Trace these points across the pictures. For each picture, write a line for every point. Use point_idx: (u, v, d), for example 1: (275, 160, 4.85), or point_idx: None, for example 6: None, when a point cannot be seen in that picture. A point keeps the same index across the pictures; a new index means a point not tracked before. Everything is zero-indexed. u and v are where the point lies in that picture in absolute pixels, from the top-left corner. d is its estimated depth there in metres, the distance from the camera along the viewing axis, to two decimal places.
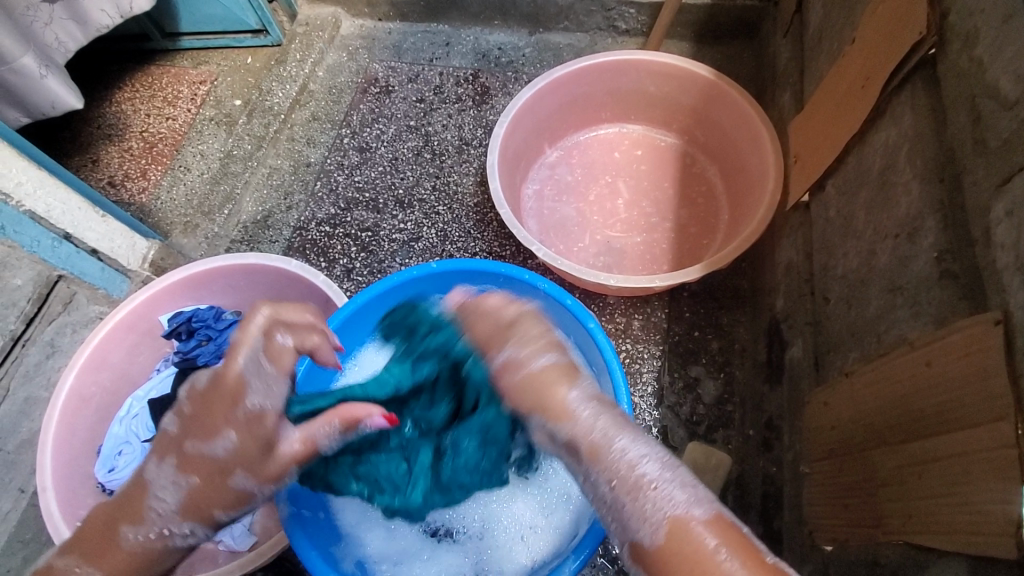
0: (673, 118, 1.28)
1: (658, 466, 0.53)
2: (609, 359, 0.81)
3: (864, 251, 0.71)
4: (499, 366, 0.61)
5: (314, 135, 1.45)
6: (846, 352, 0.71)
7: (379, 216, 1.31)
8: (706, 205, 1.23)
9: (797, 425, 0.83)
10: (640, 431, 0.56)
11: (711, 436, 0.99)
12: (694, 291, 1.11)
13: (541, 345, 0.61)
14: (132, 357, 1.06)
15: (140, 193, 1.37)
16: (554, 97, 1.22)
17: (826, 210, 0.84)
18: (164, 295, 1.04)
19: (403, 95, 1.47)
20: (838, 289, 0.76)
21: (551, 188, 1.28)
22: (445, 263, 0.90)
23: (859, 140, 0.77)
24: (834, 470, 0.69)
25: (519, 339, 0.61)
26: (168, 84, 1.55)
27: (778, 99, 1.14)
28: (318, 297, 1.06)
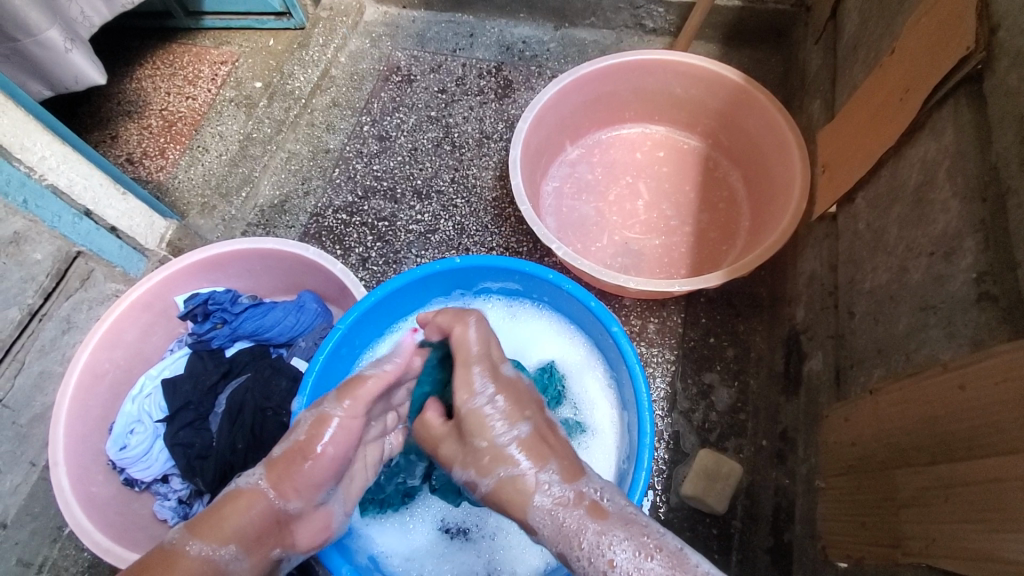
0: (698, 121, 1.26)
1: (631, 563, 0.55)
2: (631, 363, 0.80)
3: (895, 267, 0.70)
4: (471, 480, 0.68)
5: (333, 121, 1.44)
6: (871, 368, 0.70)
7: (396, 206, 1.30)
8: (727, 210, 1.21)
9: (813, 438, 0.82)
10: (610, 523, 0.59)
11: (722, 444, 0.98)
12: (711, 297, 1.10)
13: (501, 449, 0.67)
14: (146, 336, 1.06)
15: (158, 171, 1.37)
16: (579, 94, 1.21)
17: (855, 223, 0.82)
18: (179, 276, 1.04)
19: (424, 85, 1.46)
20: (864, 304, 0.75)
21: (570, 187, 1.27)
22: (469, 259, 0.87)
23: (894, 154, 0.76)
24: (852, 487, 0.69)
25: (478, 459, 0.67)
26: (189, 63, 1.54)
27: (807, 106, 1.13)
28: (335, 284, 1.06)
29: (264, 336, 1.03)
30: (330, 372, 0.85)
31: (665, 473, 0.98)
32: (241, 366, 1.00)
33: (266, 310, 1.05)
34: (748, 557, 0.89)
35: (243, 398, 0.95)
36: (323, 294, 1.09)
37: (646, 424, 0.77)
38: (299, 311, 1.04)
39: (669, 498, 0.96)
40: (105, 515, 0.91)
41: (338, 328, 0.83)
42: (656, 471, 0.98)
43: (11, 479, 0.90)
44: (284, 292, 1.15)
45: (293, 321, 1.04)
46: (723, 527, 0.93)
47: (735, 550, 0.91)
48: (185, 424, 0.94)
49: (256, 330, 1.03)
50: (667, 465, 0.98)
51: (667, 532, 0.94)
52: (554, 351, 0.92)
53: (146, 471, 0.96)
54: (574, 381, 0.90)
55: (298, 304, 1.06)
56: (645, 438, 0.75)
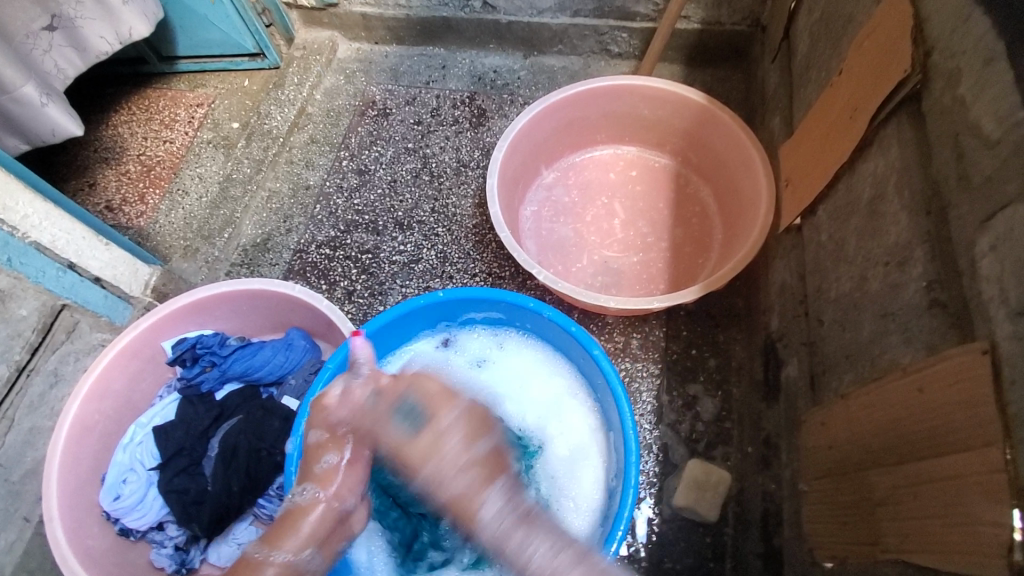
0: (667, 140, 1.31)
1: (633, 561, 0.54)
2: (614, 385, 0.81)
3: (856, 276, 0.74)
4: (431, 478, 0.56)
5: (312, 157, 1.45)
6: (841, 374, 0.74)
7: (379, 237, 1.32)
8: (700, 225, 1.26)
9: (794, 443, 0.85)
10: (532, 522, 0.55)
11: (710, 453, 1.02)
12: (690, 310, 1.14)
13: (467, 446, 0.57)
14: (134, 384, 1.06)
15: (138, 216, 1.38)
16: (550, 121, 1.25)
17: (818, 235, 0.87)
18: (165, 322, 1.05)
19: (400, 118, 1.49)
20: (831, 312, 0.79)
21: (548, 210, 1.30)
22: (453, 292, 0.89)
23: (849, 169, 0.80)
24: (833, 488, 0.72)
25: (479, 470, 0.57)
26: (166, 106, 1.56)
27: (768, 122, 1.18)
28: (323, 321, 1.08)
29: (254, 376, 1.04)
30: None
31: (657, 484, 1.00)
32: (233, 408, 1.00)
33: (255, 350, 1.05)
34: (742, 564, 0.92)
35: (235, 440, 0.95)
36: (311, 330, 1.10)
37: (631, 444, 0.78)
38: (287, 349, 1.06)
39: (663, 510, 0.98)
40: (101, 567, 0.91)
41: (331, 367, 0.85)
42: (647, 483, 1.01)
43: (6, 536, 0.89)
44: (272, 331, 1.15)
45: (282, 359, 1.05)
46: (716, 534, 0.96)
47: (729, 556, 0.94)
48: (178, 471, 0.94)
49: (247, 371, 1.04)
50: (658, 477, 1.01)
51: (663, 544, 0.97)
52: (534, 375, 0.92)
53: (141, 519, 0.95)
54: (553, 413, 0.89)
55: (286, 342, 1.07)
56: (630, 456, 0.77)
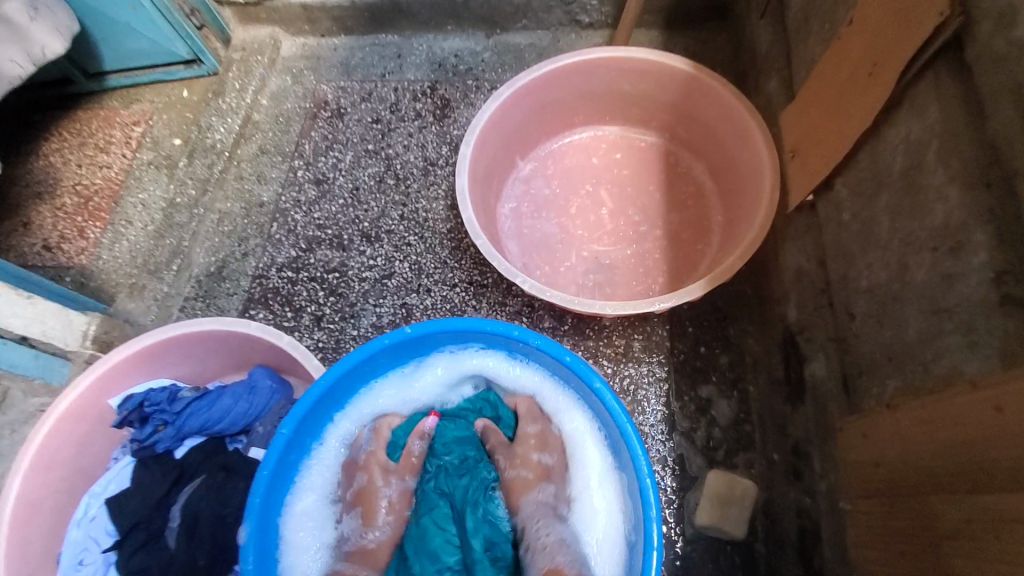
0: (651, 116, 1.19)
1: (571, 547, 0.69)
2: (623, 424, 0.70)
3: (893, 263, 0.63)
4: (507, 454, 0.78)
5: (264, 170, 1.31)
6: (883, 378, 0.64)
7: (345, 253, 1.20)
8: (696, 206, 1.14)
9: (830, 452, 0.76)
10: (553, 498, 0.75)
11: (731, 462, 0.92)
12: (695, 303, 1.03)
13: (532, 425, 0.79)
14: (83, 449, 0.93)
15: (79, 254, 1.24)
16: (521, 107, 1.12)
17: (837, 213, 0.75)
18: (110, 376, 0.92)
19: (357, 117, 1.35)
20: (863, 304, 0.68)
21: (528, 205, 1.18)
22: (422, 326, 0.76)
23: (872, 136, 0.69)
24: (883, 511, 0.62)
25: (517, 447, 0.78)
26: (99, 128, 1.41)
27: (762, 86, 1.05)
28: (287, 358, 0.95)
29: (216, 428, 0.92)
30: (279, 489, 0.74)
31: (676, 502, 0.90)
32: (194, 467, 0.89)
33: (214, 399, 0.93)
34: None
35: (197, 507, 0.84)
36: (276, 367, 0.98)
37: (650, 493, 0.67)
38: (251, 393, 0.93)
39: (686, 530, 0.89)
40: None
41: (281, 435, 0.71)
42: (665, 502, 0.91)
43: None
44: (235, 371, 1.03)
45: (245, 406, 0.93)
46: (747, 554, 0.86)
47: None
48: (138, 548, 0.83)
49: (206, 424, 0.92)
50: (676, 494, 0.91)
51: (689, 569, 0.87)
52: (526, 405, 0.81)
53: None
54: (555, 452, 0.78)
55: (249, 385, 0.94)
56: (650, 510, 0.66)
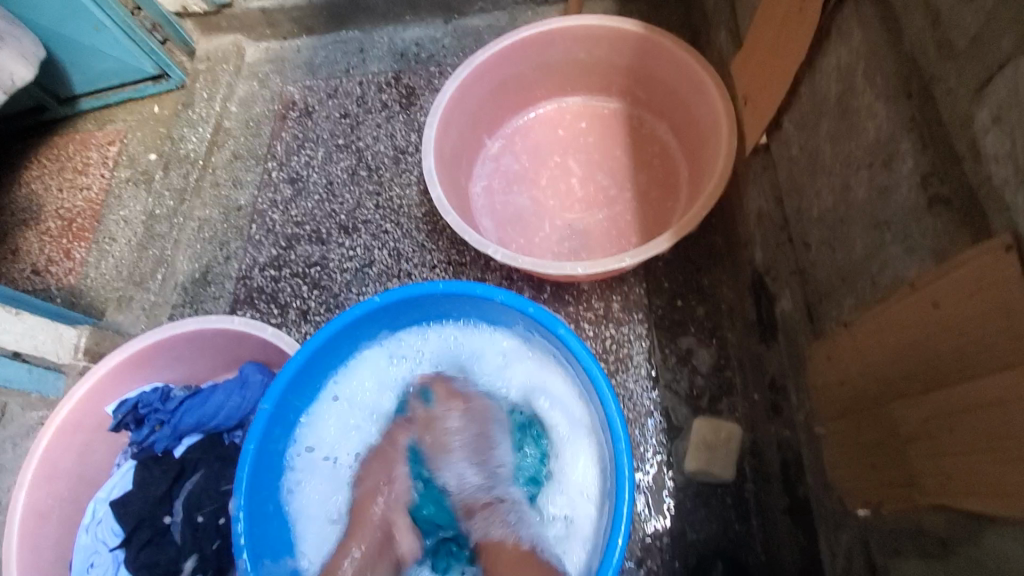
0: (611, 82, 1.20)
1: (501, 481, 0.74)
2: (588, 365, 0.71)
3: (838, 187, 0.64)
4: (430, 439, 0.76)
5: (239, 175, 1.33)
6: (839, 300, 0.65)
7: (325, 247, 1.22)
8: (663, 165, 1.16)
9: (803, 383, 0.77)
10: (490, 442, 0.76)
11: (716, 407, 0.94)
12: (668, 259, 1.05)
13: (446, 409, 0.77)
14: (86, 456, 0.95)
15: (67, 274, 1.26)
16: (482, 85, 1.14)
17: (788, 148, 0.77)
18: (105, 383, 0.94)
19: (325, 114, 1.37)
20: (817, 232, 0.70)
21: (499, 182, 1.20)
22: (389, 294, 0.78)
23: (809, 67, 0.71)
24: (853, 429, 0.64)
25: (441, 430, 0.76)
26: (76, 152, 1.43)
27: (714, 39, 1.07)
28: (275, 351, 0.97)
29: (211, 425, 0.94)
30: (265, 468, 0.74)
31: (665, 451, 0.93)
32: (193, 463, 0.91)
33: (206, 397, 0.95)
34: (770, 520, 0.85)
35: (199, 499, 0.87)
36: (266, 360, 0.99)
37: (619, 428, 0.68)
38: (243, 388, 0.95)
39: (677, 477, 0.91)
40: None
41: (264, 409, 0.73)
42: (654, 453, 0.93)
43: None
44: (226, 370, 1.05)
45: (239, 401, 0.95)
46: (737, 494, 0.88)
47: (754, 514, 0.86)
48: (145, 543, 0.86)
49: (201, 422, 0.94)
50: (665, 444, 0.93)
51: (683, 514, 0.89)
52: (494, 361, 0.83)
53: None
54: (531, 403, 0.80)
55: (241, 380, 0.96)
56: (618, 442, 0.68)
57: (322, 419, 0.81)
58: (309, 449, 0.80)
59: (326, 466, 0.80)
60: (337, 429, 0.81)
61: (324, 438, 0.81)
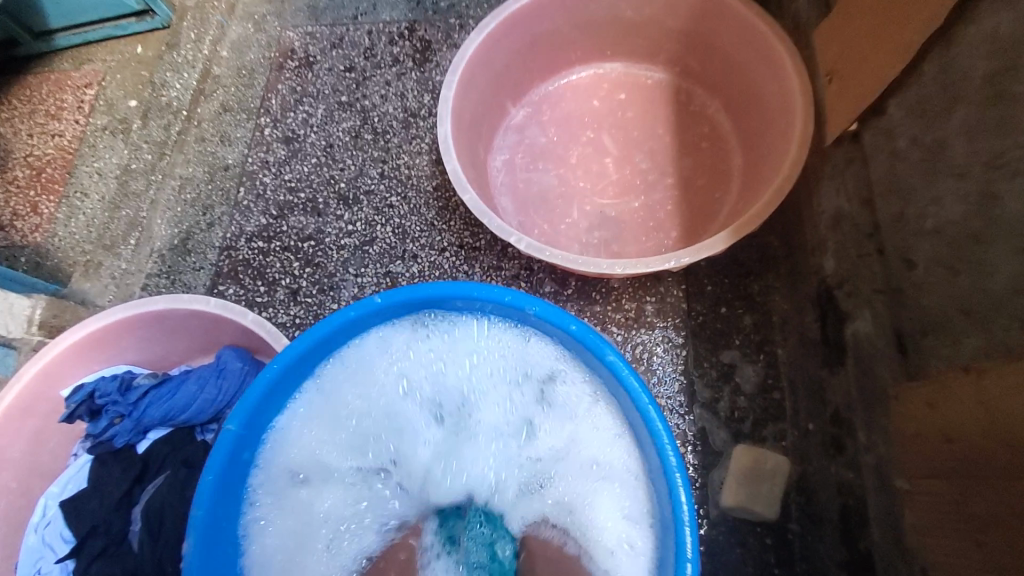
0: (659, 47, 1.04)
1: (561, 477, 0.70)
2: (639, 398, 0.59)
3: (972, 196, 0.51)
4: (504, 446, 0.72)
5: (227, 130, 1.18)
6: (957, 336, 0.52)
7: (321, 218, 1.08)
8: (711, 148, 1.01)
9: (880, 424, 0.65)
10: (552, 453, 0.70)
11: (760, 435, 0.82)
12: (713, 259, 0.91)
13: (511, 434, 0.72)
14: (38, 447, 0.84)
15: (31, 232, 1.12)
16: (511, 41, 0.98)
17: (890, 140, 0.63)
18: (59, 366, 0.83)
19: (328, 66, 1.21)
20: (927, 248, 0.56)
21: (522, 156, 1.05)
22: (394, 294, 0.66)
23: (938, 38, 0.56)
24: (958, 496, 0.52)
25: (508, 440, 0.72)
26: (49, 93, 1.27)
27: (788, 3, 0.91)
28: (257, 338, 0.84)
29: (180, 418, 0.82)
30: (230, 498, 0.62)
31: (699, 481, 0.81)
32: (158, 463, 0.79)
33: (177, 386, 0.83)
34: (818, 570, 0.74)
35: (162, 507, 0.75)
36: (247, 348, 0.87)
37: (677, 487, 0.56)
38: (219, 377, 0.83)
39: (711, 511, 0.79)
40: None
41: (229, 430, 0.61)
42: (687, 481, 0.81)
43: None
44: (202, 354, 0.92)
45: (213, 392, 0.83)
46: (780, 536, 0.77)
47: (798, 560, 0.75)
48: (98, 554, 0.75)
49: (168, 414, 0.82)
50: (698, 472, 0.82)
51: (715, 555, 0.78)
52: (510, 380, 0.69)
53: None
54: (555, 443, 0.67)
55: (217, 368, 0.84)
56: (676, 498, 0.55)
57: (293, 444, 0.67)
58: (277, 483, 0.66)
59: (293, 504, 0.66)
60: (312, 454, 0.67)
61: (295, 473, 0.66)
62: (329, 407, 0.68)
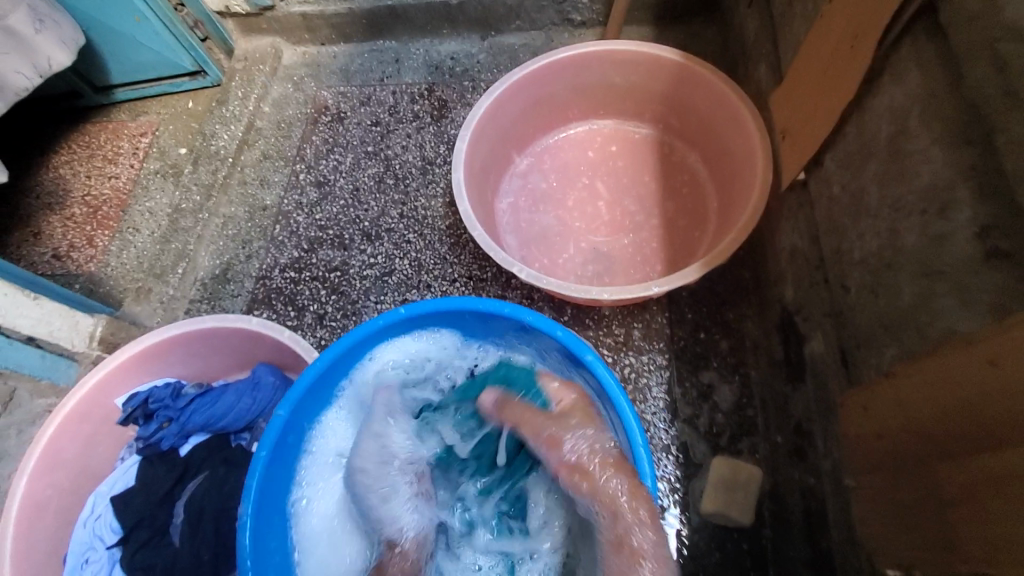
0: (645, 107, 1.20)
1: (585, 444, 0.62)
2: (615, 395, 0.70)
3: (883, 232, 0.63)
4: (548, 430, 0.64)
5: (266, 175, 1.34)
6: (879, 348, 0.63)
7: (346, 252, 1.21)
8: (692, 194, 1.15)
9: (831, 430, 0.74)
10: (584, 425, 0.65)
11: (735, 447, 0.91)
12: (693, 290, 1.02)
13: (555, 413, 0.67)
14: (90, 449, 0.94)
15: (88, 262, 1.26)
16: (516, 102, 1.14)
17: (829, 188, 0.75)
18: (115, 376, 0.93)
19: (356, 120, 1.38)
20: (857, 276, 0.68)
21: (525, 200, 1.19)
22: (415, 306, 0.78)
23: (856, 108, 0.69)
24: (887, 485, 0.61)
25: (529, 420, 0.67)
26: (107, 140, 1.44)
27: (753, 73, 1.06)
28: (289, 354, 0.96)
29: (218, 425, 0.93)
30: (275, 476, 0.73)
31: (680, 489, 0.89)
32: (198, 463, 0.90)
33: (217, 396, 0.94)
34: (787, 570, 0.81)
35: (201, 502, 0.85)
36: (280, 364, 0.98)
37: (645, 462, 0.67)
38: (254, 389, 0.94)
39: (692, 517, 0.88)
40: None
41: (280, 415, 0.72)
42: (670, 490, 0.90)
43: None
44: (239, 370, 1.03)
45: (249, 402, 0.94)
46: (754, 540, 0.85)
47: (770, 561, 0.83)
48: (142, 544, 0.84)
49: (208, 421, 0.93)
50: (680, 481, 0.90)
51: (696, 556, 0.85)
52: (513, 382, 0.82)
53: None
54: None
55: (253, 382, 0.95)
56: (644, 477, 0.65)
57: (333, 437, 0.80)
58: (317, 465, 0.78)
59: (335, 489, 0.78)
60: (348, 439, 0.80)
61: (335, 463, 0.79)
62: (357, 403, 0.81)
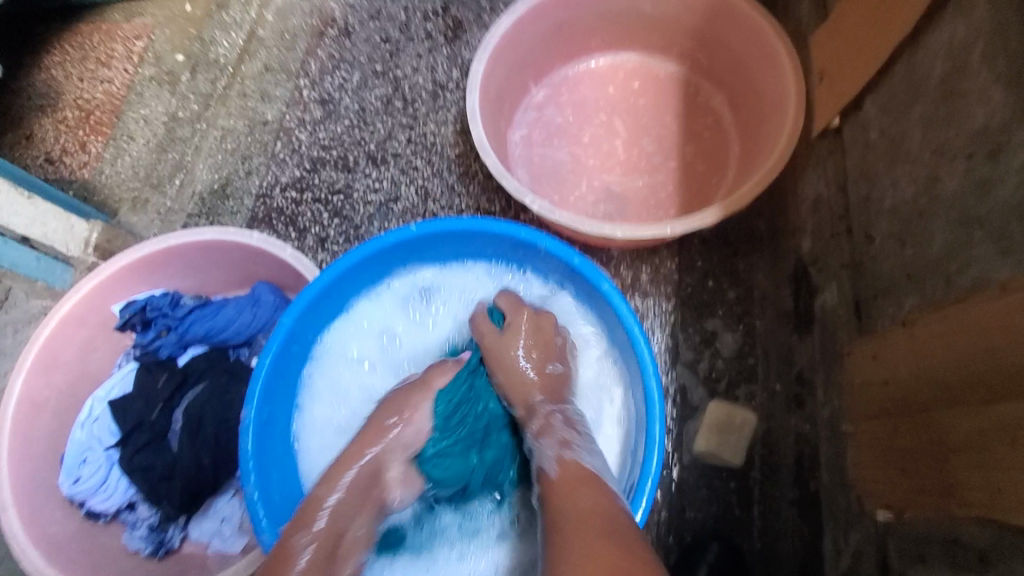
0: (674, 42, 1.13)
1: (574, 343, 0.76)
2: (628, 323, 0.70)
3: (922, 178, 0.62)
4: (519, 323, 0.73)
5: (268, 88, 1.27)
6: (900, 298, 0.63)
7: (351, 175, 1.17)
8: (714, 139, 1.11)
9: (834, 379, 0.75)
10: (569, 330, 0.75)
11: (733, 393, 0.91)
12: (705, 238, 0.99)
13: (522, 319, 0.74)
14: (86, 354, 0.93)
15: (82, 167, 1.21)
16: (539, 24, 1.07)
17: (865, 132, 0.72)
18: (112, 283, 0.91)
19: (365, 36, 1.29)
20: (885, 225, 0.67)
21: (540, 133, 1.14)
22: (427, 225, 0.75)
23: (910, 46, 0.65)
24: (888, 431, 0.61)
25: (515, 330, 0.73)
26: (100, 42, 1.32)
27: (793, 10, 1.00)
28: (289, 273, 0.94)
29: (217, 338, 0.92)
30: (280, 384, 0.73)
31: (674, 430, 0.91)
32: (198, 374, 0.89)
33: (217, 309, 0.93)
34: (772, 510, 0.84)
35: (202, 410, 0.86)
36: (280, 283, 0.97)
37: (653, 393, 0.68)
38: (254, 305, 0.92)
39: (682, 456, 0.89)
40: (72, 555, 0.81)
41: (284, 324, 0.71)
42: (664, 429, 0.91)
43: None
44: (238, 287, 1.01)
45: (249, 317, 0.93)
46: (742, 481, 0.86)
47: (756, 501, 0.85)
48: (141, 447, 0.85)
49: (208, 333, 0.92)
50: (675, 422, 0.91)
51: (684, 492, 0.87)
52: None
53: (108, 501, 0.86)
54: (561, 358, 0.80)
55: (252, 298, 0.94)
56: (653, 405, 0.67)
57: (330, 351, 0.79)
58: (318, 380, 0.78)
59: (336, 405, 0.79)
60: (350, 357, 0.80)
61: (336, 374, 0.79)
62: (363, 320, 0.81)
